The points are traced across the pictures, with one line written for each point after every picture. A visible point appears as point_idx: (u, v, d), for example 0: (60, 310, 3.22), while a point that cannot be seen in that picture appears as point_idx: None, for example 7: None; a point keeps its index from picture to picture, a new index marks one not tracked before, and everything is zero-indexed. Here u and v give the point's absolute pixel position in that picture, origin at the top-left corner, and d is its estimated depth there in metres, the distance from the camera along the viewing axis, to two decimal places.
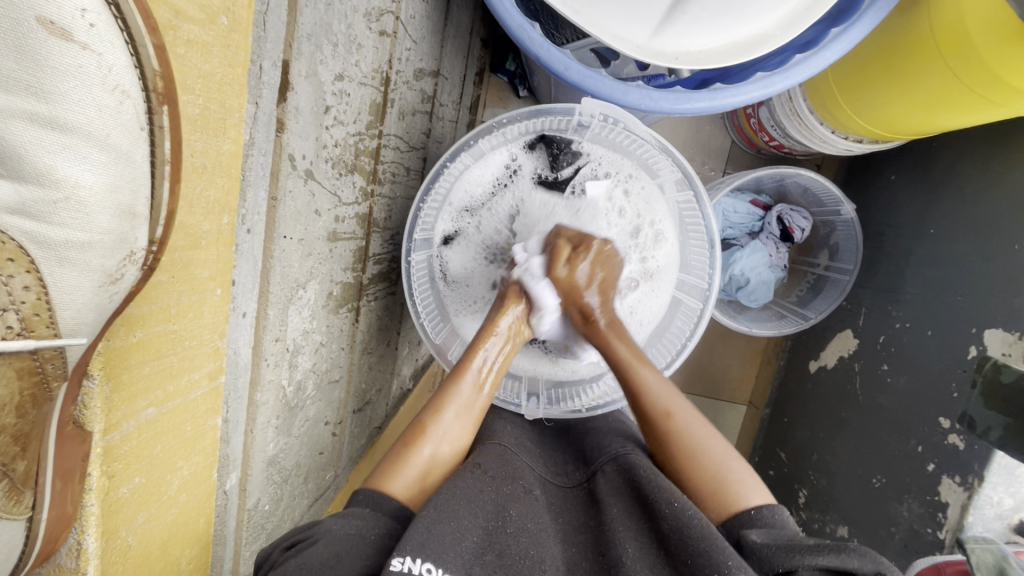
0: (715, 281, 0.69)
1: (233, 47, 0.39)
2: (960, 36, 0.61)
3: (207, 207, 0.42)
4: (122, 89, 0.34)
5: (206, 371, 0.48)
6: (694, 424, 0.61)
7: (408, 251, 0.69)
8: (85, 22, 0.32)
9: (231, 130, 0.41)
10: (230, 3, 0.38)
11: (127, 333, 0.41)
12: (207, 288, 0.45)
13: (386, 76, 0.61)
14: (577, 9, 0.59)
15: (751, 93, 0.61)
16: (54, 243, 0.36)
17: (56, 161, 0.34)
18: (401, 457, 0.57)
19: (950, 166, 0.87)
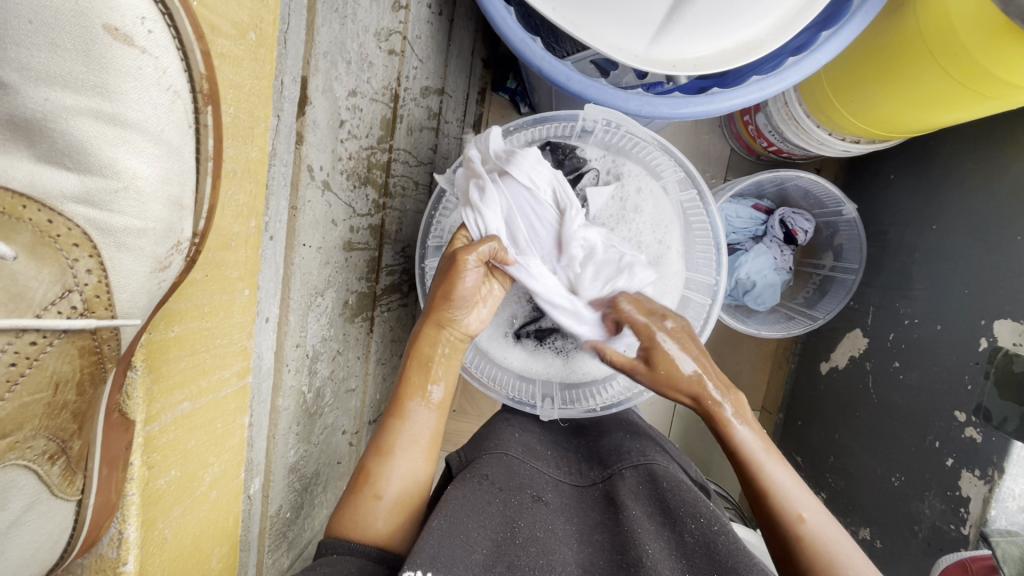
0: (722, 278, 0.70)
1: (260, 61, 0.42)
2: (946, 34, 0.62)
3: (237, 210, 0.44)
4: (173, 90, 0.37)
5: (236, 370, 0.49)
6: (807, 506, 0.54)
7: (421, 258, 0.71)
8: (144, 29, 0.36)
9: (258, 139, 0.44)
10: (258, 19, 0.41)
11: (166, 328, 0.43)
12: (237, 288, 0.46)
13: (395, 93, 0.64)
14: (577, 23, 0.62)
15: (748, 96, 0.63)
16: (114, 229, 0.39)
17: (118, 154, 0.37)
18: (354, 506, 0.55)
19: (949, 163, 0.88)
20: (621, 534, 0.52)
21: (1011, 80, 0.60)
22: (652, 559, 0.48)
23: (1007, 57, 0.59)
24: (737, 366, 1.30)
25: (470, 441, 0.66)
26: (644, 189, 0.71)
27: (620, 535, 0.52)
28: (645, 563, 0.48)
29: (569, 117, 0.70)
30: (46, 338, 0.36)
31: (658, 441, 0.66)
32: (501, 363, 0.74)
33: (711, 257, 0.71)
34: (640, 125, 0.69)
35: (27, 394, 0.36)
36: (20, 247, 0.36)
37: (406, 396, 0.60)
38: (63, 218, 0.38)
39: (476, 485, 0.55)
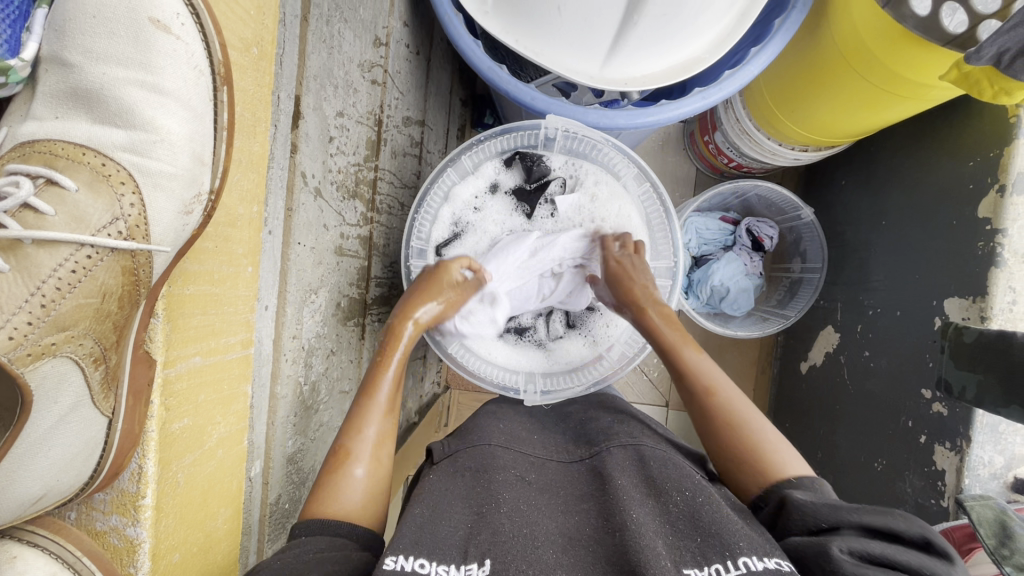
0: (680, 258, 0.77)
1: (262, 71, 0.49)
2: (860, 48, 0.71)
3: (242, 194, 0.50)
4: (199, 68, 0.44)
5: (240, 338, 0.52)
6: (750, 412, 0.64)
7: (407, 259, 0.76)
8: (178, 21, 0.43)
9: (260, 135, 0.50)
10: (262, 37, 0.48)
11: (182, 286, 0.47)
12: (241, 264, 0.51)
13: (378, 119, 0.71)
14: (537, 51, 0.71)
15: (693, 105, 0.71)
16: (151, 172, 0.44)
17: (154, 113, 0.43)
18: (331, 483, 0.56)
19: (889, 163, 0.97)
20: (603, 505, 0.55)
21: (919, 78, 0.68)
22: (636, 523, 0.51)
23: (912, 59, 0.67)
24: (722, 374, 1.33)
25: (454, 434, 0.69)
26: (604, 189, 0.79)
27: (608, 502, 0.55)
28: (630, 526, 0.51)
29: (533, 125, 0.77)
30: (99, 253, 0.43)
31: (646, 425, 0.69)
32: (486, 356, 0.81)
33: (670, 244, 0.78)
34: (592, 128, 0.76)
35: (81, 297, 0.42)
36: (82, 182, 0.43)
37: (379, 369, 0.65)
38: (114, 162, 0.44)
39: (460, 478, 0.59)
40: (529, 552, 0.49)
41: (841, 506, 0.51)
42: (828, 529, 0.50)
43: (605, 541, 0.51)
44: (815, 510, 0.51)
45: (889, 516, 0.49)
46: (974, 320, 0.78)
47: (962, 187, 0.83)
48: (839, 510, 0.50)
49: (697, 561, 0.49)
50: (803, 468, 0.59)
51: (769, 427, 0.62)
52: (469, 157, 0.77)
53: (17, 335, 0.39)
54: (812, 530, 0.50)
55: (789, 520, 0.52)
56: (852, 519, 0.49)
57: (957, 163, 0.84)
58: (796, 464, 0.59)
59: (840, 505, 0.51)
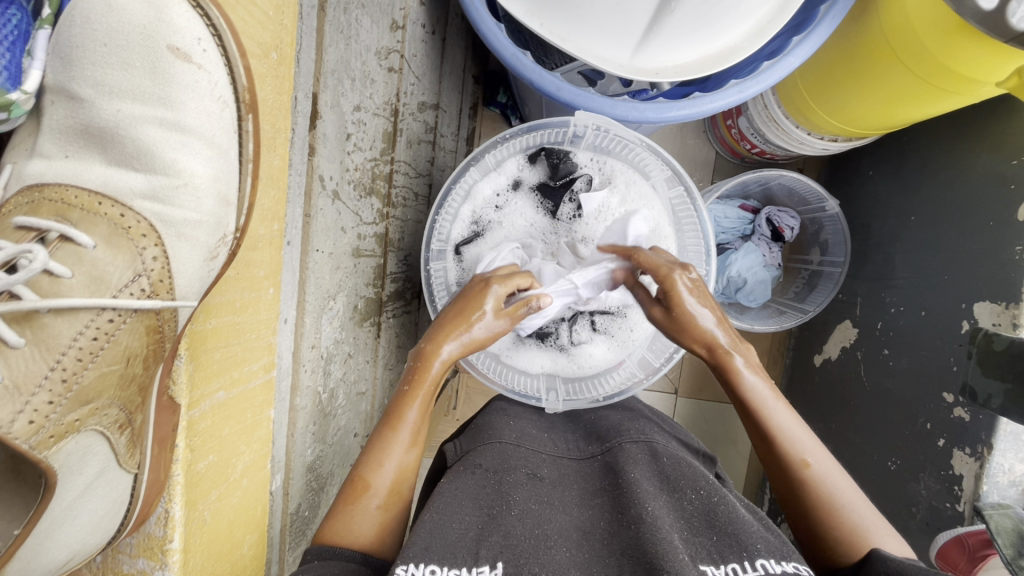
0: (713, 267, 0.73)
1: (281, 78, 0.45)
2: (911, 36, 0.67)
3: (263, 213, 0.47)
4: (223, 99, 0.42)
5: (263, 363, 0.51)
6: (831, 471, 0.58)
7: (426, 262, 0.74)
8: (200, 47, 0.40)
9: (280, 148, 0.47)
10: (280, 40, 0.44)
11: (205, 320, 0.46)
12: (263, 287, 0.49)
13: (394, 108, 0.68)
14: (564, 37, 0.67)
15: (728, 99, 0.67)
16: (175, 221, 0.42)
17: (177, 155, 0.41)
18: (347, 513, 0.54)
19: (923, 155, 0.93)
20: (609, 507, 0.55)
21: (970, 74, 0.64)
22: (652, 516, 0.51)
23: (966, 53, 0.63)
24: None
25: (467, 432, 0.68)
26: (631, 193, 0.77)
27: (620, 498, 0.55)
28: (646, 519, 0.51)
29: (562, 125, 0.73)
30: (121, 316, 0.41)
31: (655, 421, 0.69)
32: (503, 355, 0.80)
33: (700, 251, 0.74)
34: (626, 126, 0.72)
35: (104, 365, 0.41)
36: (99, 238, 0.41)
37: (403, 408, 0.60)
38: (132, 212, 0.42)
39: (468, 476, 0.57)
40: (542, 554, 0.49)
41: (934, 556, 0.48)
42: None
43: (620, 535, 0.51)
44: (900, 564, 0.48)
45: None
46: (1006, 327, 0.76)
47: (1002, 186, 0.80)
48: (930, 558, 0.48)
49: (714, 560, 0.49)
50: (886, 540, 0.53)
51: (852, 491, 0.56)
52: (493, 155, 0.74)
53: (37, 418, 0.37)
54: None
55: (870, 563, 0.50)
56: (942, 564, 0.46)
57: (998, 160, 0.80)
58: (869, 518, 0.54)
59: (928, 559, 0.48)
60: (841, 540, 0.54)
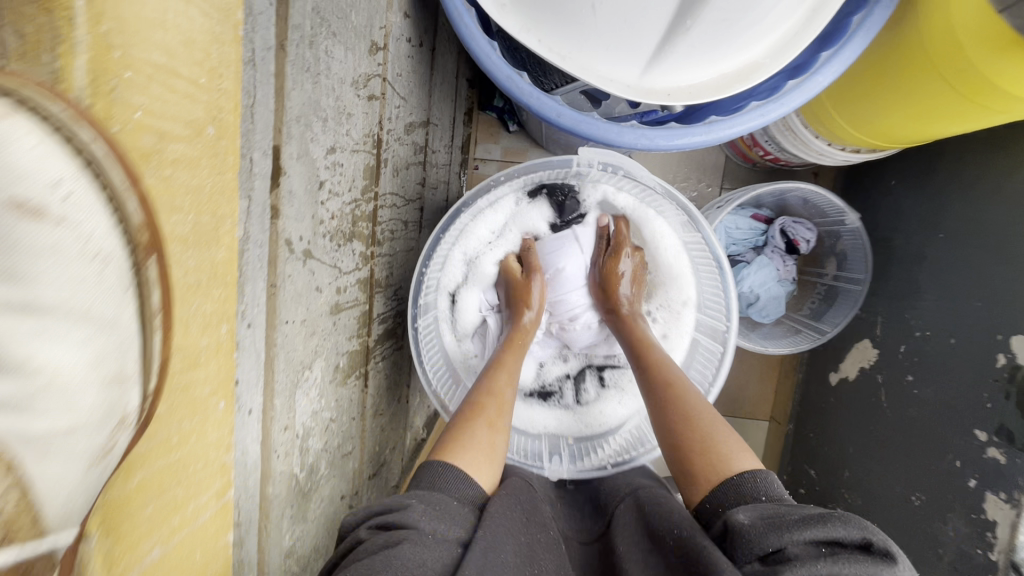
0: (733, 321, 0.66)
1: (221, 154, 0.36)
2: (954, 48, 0.59)
3: (204, 321, 0.36)
4: (101, 256, 0.29)
5: (213, 490, 0.41)
6: (698, 398, 0.59)
7: (414, 319, 0.67)
8: (60, 193, 0.27)
9: (225, 239, 0.37)
10: (219, 107, 0.34)
11: (125, 479, 0.34)
12: (209, 403, 0.38)
13: (377, 137, 0.60)
14: (565, 55, 0.59)
15: (748, 123, 0.61)
16: (32, 434, 0.27)
17: (30, 347, 0.27)
18: (462, 433, 0.56)
19: (954, 169, 0.86)
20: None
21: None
22: None
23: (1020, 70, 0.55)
24: (743, 377, 1.26)
25: None
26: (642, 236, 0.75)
27: None
28: None
29: (564, 162, 0.68)
30: None
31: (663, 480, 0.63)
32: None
33: (719, 301, 0.69)
34: (638, 165, 0.68)
35: None
36: None
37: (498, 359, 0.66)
38: None
39: (511, 508, 0.51)
40: None
41: (778, 520, 0.43)
42: (772, 554, 0.42)
43: None
44: (752, 532, 0.43)
45: (830, 521, 0.41)
46: None
47: None
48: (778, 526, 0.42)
49: None
50: (743, 458, 0.52)
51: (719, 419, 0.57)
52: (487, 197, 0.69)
53: None
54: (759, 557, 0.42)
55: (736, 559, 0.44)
56: (797, 534, 0.41)
57: None
58: (729, 439, 0.54)
59: (782, 518, 0.43)
60: (704, 461, 0.53)
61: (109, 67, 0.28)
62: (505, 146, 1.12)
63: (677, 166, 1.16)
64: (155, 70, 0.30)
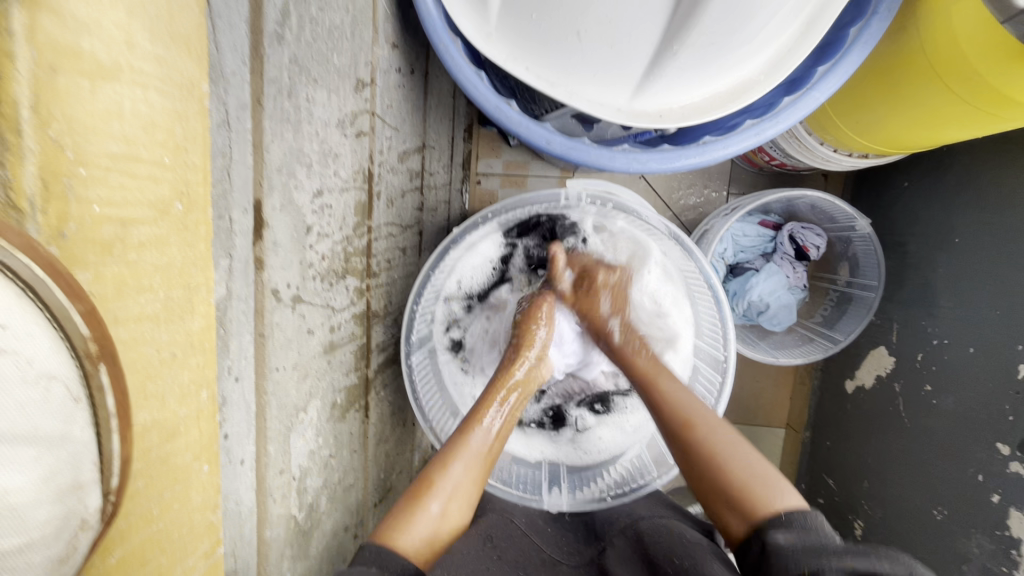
0: (731, 352, 0.66)
1: (194, 227, 0.34)
2: (957, 57, 0.57)
3: (182, 391, 0.35)
4: (44, 377, 0.23)
5: (201, 552, 0.39)
6: (714, 429, 0.57)
7: (408, 355, 0.68)
8: None
9: (200, 306, 0.35)
10: (188, 179, 0.33)
11: (102, 559, 0.31)
12: (192, 468, 0.37)
13: (368, 172, 0.60)
14: (553, 82, 0.59)
15: (743, 142, 0.60)
16: None
17: None
18: (408, 513, 0.53)
19: (965, 173, 0.83)
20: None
21: None
22: None
23: None
24: (758, 383, 1.20)
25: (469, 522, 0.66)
26: (636, 257, 0.72)
27: None
28: None
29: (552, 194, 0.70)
30: None
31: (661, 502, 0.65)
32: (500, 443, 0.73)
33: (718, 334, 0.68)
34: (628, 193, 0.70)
35: None
36: None
37: (483, 410, 0.60)
38: None
39: (478, 548, 0.55)
40: None
41: (816, 549, 0.45)
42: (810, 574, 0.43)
43: None
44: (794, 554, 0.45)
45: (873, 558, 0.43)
46: None
47: None
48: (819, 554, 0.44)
49: None
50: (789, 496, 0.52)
51: (740, 444, 0.57)
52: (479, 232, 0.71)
53: None
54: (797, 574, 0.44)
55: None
56: (838, 563, 0.43)
57: None
58: (753, 464, 0.55)
59: (823, 548, 0.45)
60: (745, 497, 0.52)
61: (60, 168, 0.26)
62: (508, 161, 1.08)
63: (680, 174, 1.14)
64: (113, 159, 0.28)
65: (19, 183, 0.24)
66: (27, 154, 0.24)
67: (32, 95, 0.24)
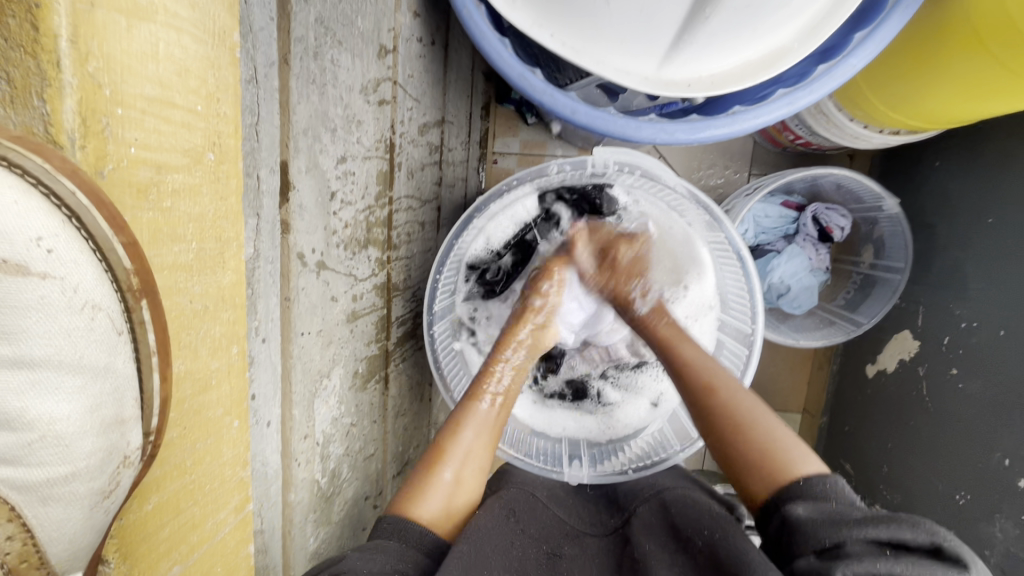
0: (759, 326, 0.64)
1: (223, 178, 0.36)
2: (1005, 23, 0.55)
3: (214, 344, 0.38)
4: (92, 306, 0.29)
5: (232, 506, 0.43)
6: (736, 392, 0.58)
7: (430, 325, 0.69)
8: (42, 249, 0.27)
9: (231, 261, 0.38)
10: (220, 133, 0.35)
11: (140, 505, 0.36)
12: (224, 423, 0.40)
13: (390, 142, 0.59)
14: (579, 49, 0.57)
15: (774, 113, 0.59)
16: (34, 485, 0.29)
17: (26, 403, 0.28)
18: (420, 485, 0.56)
19: (1002, 150, 0.80)
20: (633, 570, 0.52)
21: None
22: None
23: None
24: (774, 369, 1.20)
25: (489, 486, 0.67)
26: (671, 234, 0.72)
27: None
28: None
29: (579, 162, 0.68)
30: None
31: (687, 477, 0.65)
32: (522, 415, 0.74)
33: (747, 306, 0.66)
34: (649, 158, 0.67)
35: None
36: None
37: (484, 380, 0.63)
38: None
39: (502, 520, 0.56)
40: None
41: (836, 518, 0.44)
42: (831, 545, 0.42)
43: None
44: (817, 525, 0.44)
45: (896, 523, 0.42)
46: None
47: None
48: (835, 527, 0.43)
49: None
50: (810, 459, 0.52)
51: (759, 405, 0.57)
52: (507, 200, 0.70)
53: None
54: (817, 548, 0.43)
55: (794, 550, 0.45)
56: (859, 533, 0.42)
57: None
58: (792, 444, 0.53)
59: (843, 517, 0.44)
60: (761, 467, 0.52)
61: (98, 106, 0.28)
62: (525, 140, 1.06)
63: (701, 153, 1.12)
64: (149, 103, 0.30)
65: (60, 119, 0.27)
66: (68, 88, 0.27)
67: (73, 28, 0.26)
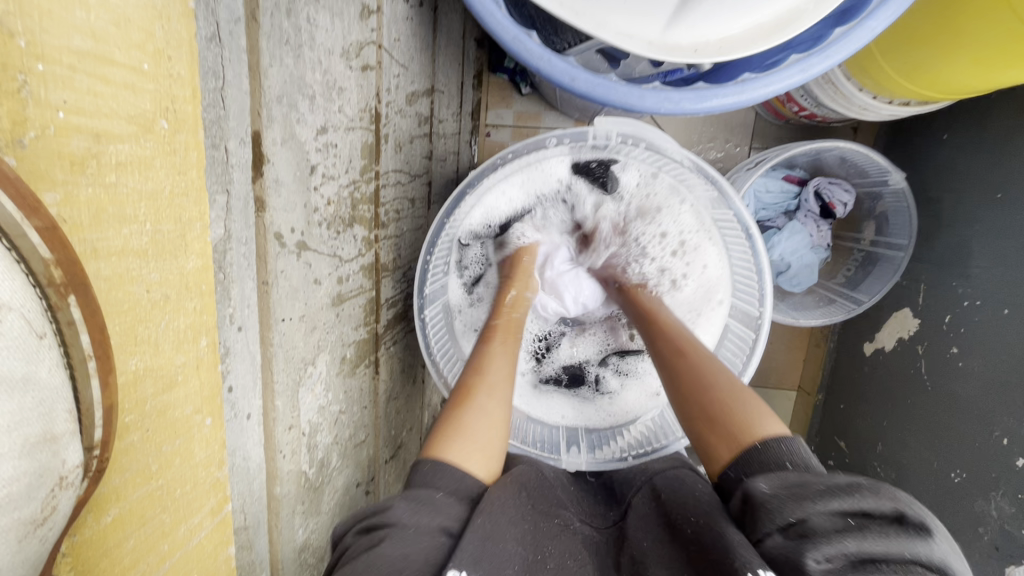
0: (767, 308, 0.62)
1: (181, 150, 0.33)
2: None
3: (177, 337, 0.35)
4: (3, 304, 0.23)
5: (207, 510, 0.41)
6: (707, 354, 0.58)
7: (422, 309, 0.66)
8: None
9: (195, 244, 0.35)
10: (170, 98, 0.31)
11: (98, 518, 0.32)
12: (193, 422, 0.38)
13: (376, 112, 0.55)
14: (578, 10, 0.52)
15: (786, 81, 0.55)
16: None
17: None
18: (449, 427, 0.53)
19: (1015, 120, 0.77)
20: (633, 569, 0.49)
21: None
22: None
23: None
24: (770, 347, 1.19)
25: None
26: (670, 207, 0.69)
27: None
28: None
29: (579, 134, 0.64)
30: None
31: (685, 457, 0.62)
32: (521, 404, 0.73)
33: (756, 287, 0.64)
34: (653, 130, 0.63)
35: None
36: None
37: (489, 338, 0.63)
38: None
39: (518, 496, 0.52)
40: None
41: (800, 489, 0.42)
42: (796, 523, 0.40)
43: None
44: (774, 499, 0.42)
45: (856, 493, 0.40)
46: None
47: None
48: (798, 503, 0.41)
49: None
50: (767, 421, 0.50)
51: (728, 371, 0.56)
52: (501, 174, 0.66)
53: None
54: (783, 526, 0.41)
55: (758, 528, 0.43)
56: (821, 507, 0.40)
57: None
58: (761, 413, 0.50)
59: (803, 487, 0.42)
60: (728, 417, 0.51)
61: (11, 61, 0.24)
62: (520, 112, 1.02)
63: (702, 126, 1.08)
64: (78, 58, 0.26)
65: None
66: None
67: None
